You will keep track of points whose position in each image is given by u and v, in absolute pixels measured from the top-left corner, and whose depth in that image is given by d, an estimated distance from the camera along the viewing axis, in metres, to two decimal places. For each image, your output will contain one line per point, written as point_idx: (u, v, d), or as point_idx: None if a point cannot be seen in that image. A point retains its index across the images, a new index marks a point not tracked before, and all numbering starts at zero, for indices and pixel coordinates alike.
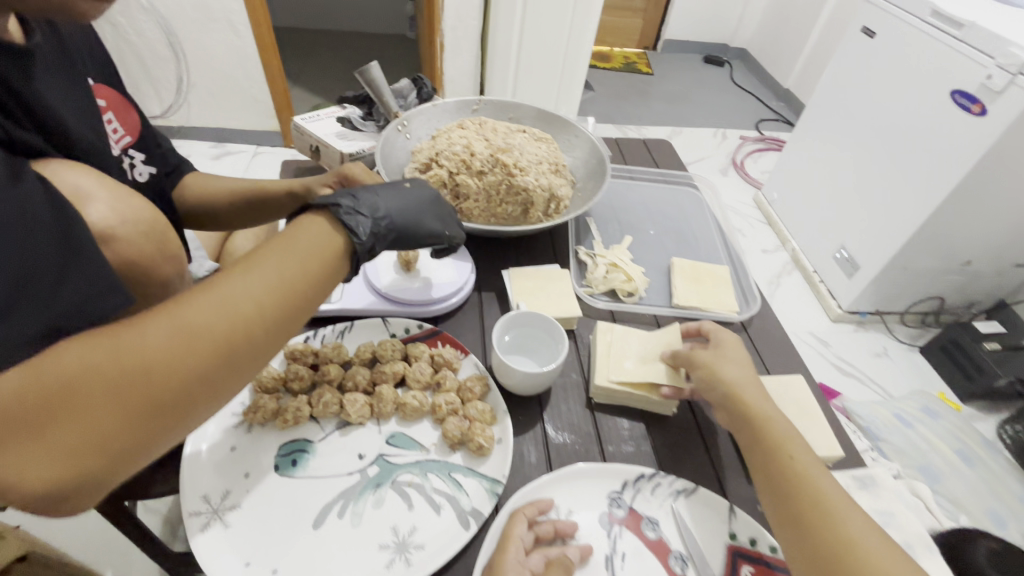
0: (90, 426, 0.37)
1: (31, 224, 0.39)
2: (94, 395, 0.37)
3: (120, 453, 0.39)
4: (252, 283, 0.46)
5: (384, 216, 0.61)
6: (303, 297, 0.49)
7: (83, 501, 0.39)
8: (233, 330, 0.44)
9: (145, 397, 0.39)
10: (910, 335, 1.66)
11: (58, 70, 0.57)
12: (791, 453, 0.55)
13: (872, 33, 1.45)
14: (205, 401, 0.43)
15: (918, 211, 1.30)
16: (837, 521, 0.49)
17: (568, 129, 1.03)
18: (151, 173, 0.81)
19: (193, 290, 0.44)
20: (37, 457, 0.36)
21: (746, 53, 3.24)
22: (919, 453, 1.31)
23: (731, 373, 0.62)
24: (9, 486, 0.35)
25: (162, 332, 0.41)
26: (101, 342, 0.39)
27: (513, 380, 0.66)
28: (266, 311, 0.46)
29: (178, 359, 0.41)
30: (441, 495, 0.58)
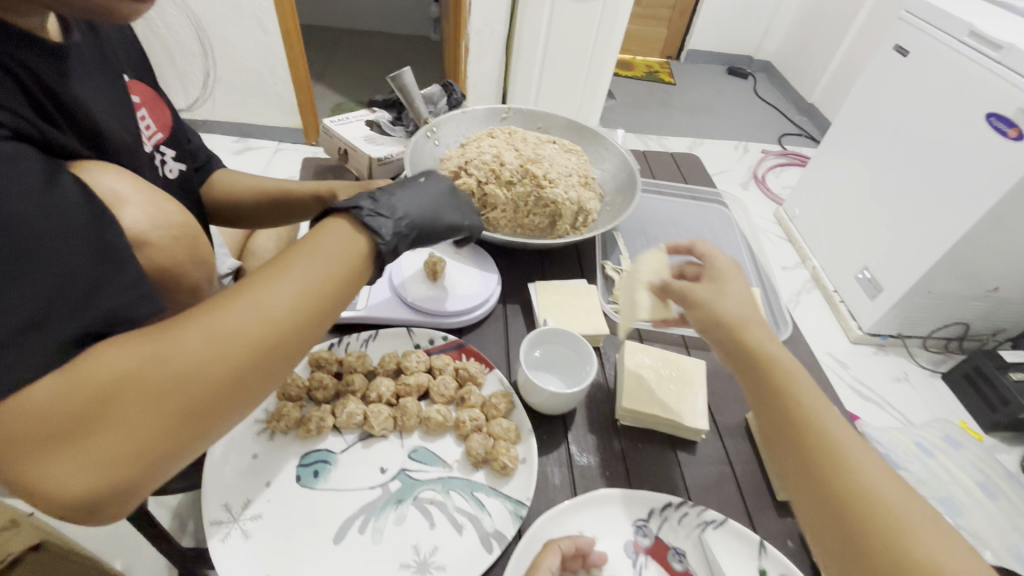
0: (128, 432, 0.37)
1: (78, 225, 0.38)
2: (134, 401, 0.37)
3: (158, 460, 0.39)
4: (284, 287, 0.46)
5: (405, 215, 0.60)
6: (331, 302, 0.49)
7: (119, 507, 0.39)
8: (263, 338, 0.44)
9: (181, 404, 0.39)
10: (932, 360, 1.62)
11: (94, 68, 0.57)
12: (801, 400, 0.51)
13: (905, 51, 1.42)
14: (234, 408, 0.43)
15: (946, 234, 1.27)
16: (854, 473, 0.46)
17: (599, 142, 1.02)
18: (181, 169, 0.78)
19: (224, 297, 0.44)
20: (76, 464, 0.35)
21: (770, 66, 3.21)
22: (940, 484, 1.24)
23: (731, 311, 0.58)
24: (51, 494, 0.35)
25: (198, 339, 0.41)
26: (137, 348, 0.39)
27: (539, 398, 0.65)
28: (296, 320, 0.46)
29: (215, 364, 0.41)
30: (463, 515, 0.57)
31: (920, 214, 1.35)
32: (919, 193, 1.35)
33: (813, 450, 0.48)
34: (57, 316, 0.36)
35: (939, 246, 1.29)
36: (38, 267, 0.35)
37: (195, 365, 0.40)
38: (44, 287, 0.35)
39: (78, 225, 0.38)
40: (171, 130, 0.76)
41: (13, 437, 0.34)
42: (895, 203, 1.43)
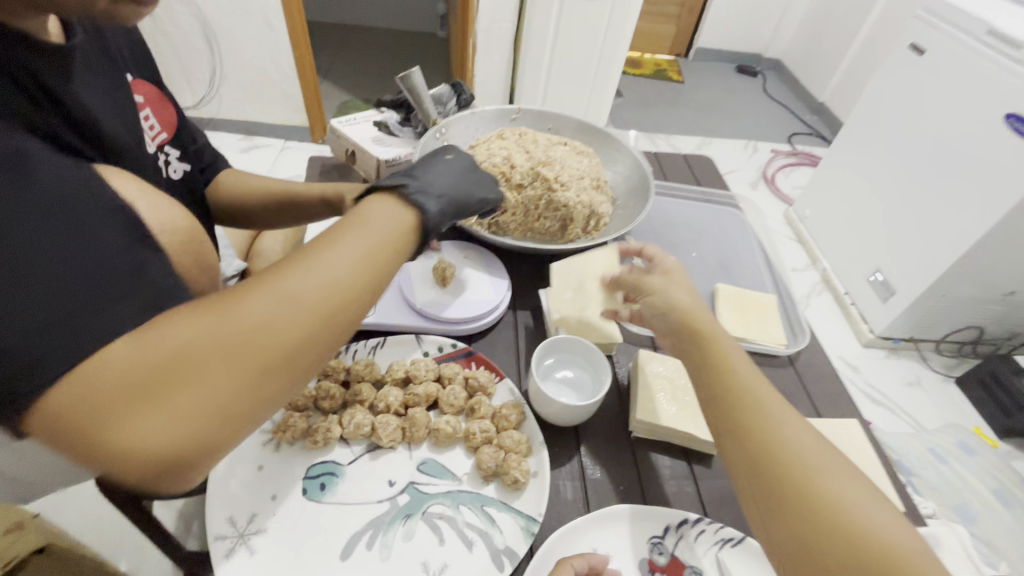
0: (205, 394, 0.36)
1: (102, 216, 0.37)
2: (204, 359, 0.36)
3: (229, 420, 0.37)
4: (347, 249, 0.44)
5: (444, 194, 0.57)
6: (391, 267, 0.47)
7: (191, 471, 0.37)
8: (331, 299, 0.42)
9: (255, 366, 0.38)
10: (945, 365, 1.58)
11: (97, 69, 0.55)
12: (734, 366, 0.52)
13: (921, 50, 1.39)
14: (305, 372, 0.42)
15: (962, 238, 1.24)
16: (775, 427, 0.48)
17: (610, 143, 1.00)
18: (185, 169, 0.77)
19: (289, 261, 0.42)
20: (157, 425, 0.34)
21: (780, 65, 3.17)
22: (954, 492, 1.24)
23: (681, 300, 0.59)
24: (124, 453, 0.33)
25: (267, 302, 0.39)
26: (209, 312, 0.38)
27: (550, 409, 0.64)
28: (362, 281, 0.44)
29: (284, 324, 0.39)
30: (473, 530, 0.55)
31: (934, 216, 1.31)
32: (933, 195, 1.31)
33: (762, 444, 0.48)
34: (111, 292, 0.35)
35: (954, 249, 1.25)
36: (76, 252, 0.34)
37: (266, 327, 0.38)
38: (88, 269, 0.34)
39: (100, 217, 0.37)
40: (175, 129, 0.75)
41: (93, 401, 0.32)
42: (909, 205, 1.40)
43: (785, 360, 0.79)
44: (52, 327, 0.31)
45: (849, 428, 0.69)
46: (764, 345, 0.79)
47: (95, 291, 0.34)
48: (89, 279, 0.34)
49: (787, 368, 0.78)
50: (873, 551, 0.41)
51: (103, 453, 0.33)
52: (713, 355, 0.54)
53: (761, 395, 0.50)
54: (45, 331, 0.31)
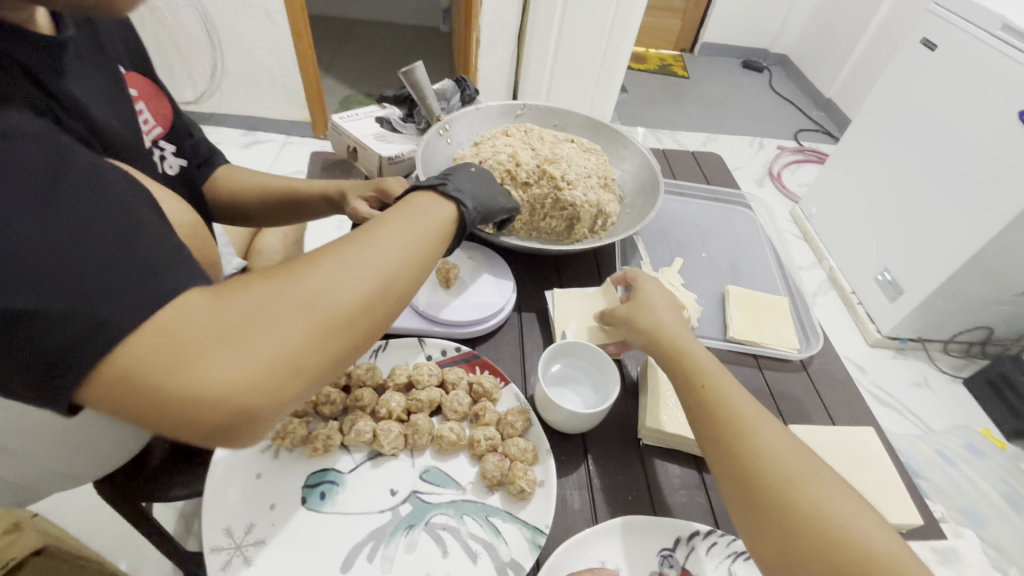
0: (275, 341, 0.38)
1: (149, 206, 0.39)
2: (276, 314, 0.39)
3: (292, 373, 0.39)
4: (399, 231, 0.48)
5: (479, 189, 0.60)
6: (434, 252, 0.50)
7: (252, 423, 0.39)
8: (387, 267, 0.45)
9: (320, 320, 0.40)
10: (953, 365, 1.56)
11: (90, 63, 0.53)
12: (706, 380, 0.56)
13: (932, 45, 1.36)
14: (361, 337, 0.44)
15: (971, 238, 1.21)
16: (750, 436, 0.52)
17: (618, 140, 0.98)
18: (181, 165, 0.75)
19: (347, 237, 0.46)
20: (232, 364, 0.36)
21: (786, 60, 3.12)
22: (963, 495, 1.21)
23: (651, 320, 0.64)
24: (199, 392, 0.35)
25: (330, 266, 0.43)
26: (278, 276, 0.41)
27: (557, 416, 0.62)
28: (412, 255, 0.47)
29: (345, 289, 0.42)
30: (478, 542, 0.53)
31: (943, 214, 1.28)
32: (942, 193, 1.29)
33: (756, 466, 0.50)
34: (174, 262, 0.37)
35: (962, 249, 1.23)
36: (137, 230, 0.36)
37: (330, 287, 0.41)
38: (150, 244, 0.37)
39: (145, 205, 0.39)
40: (170, 123, 0.72)
41: (177, 339, 0.35)
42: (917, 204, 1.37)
43: (798, 365, 0.77)
44: (120, 289, 0.33)
45: (865, 436, 0.66)
46: (775, 349, 0.77)
47: (158, 260, 0.36)
48: (151, 251, 0.36)
49: (800, 374, 0.76)
50: (866, 563, 0.43)
51: (181, 390, 0.35)
52: (704, 378, 0.57)
53: (752, 416, 0.53)
54: (112, 293, 0.33)
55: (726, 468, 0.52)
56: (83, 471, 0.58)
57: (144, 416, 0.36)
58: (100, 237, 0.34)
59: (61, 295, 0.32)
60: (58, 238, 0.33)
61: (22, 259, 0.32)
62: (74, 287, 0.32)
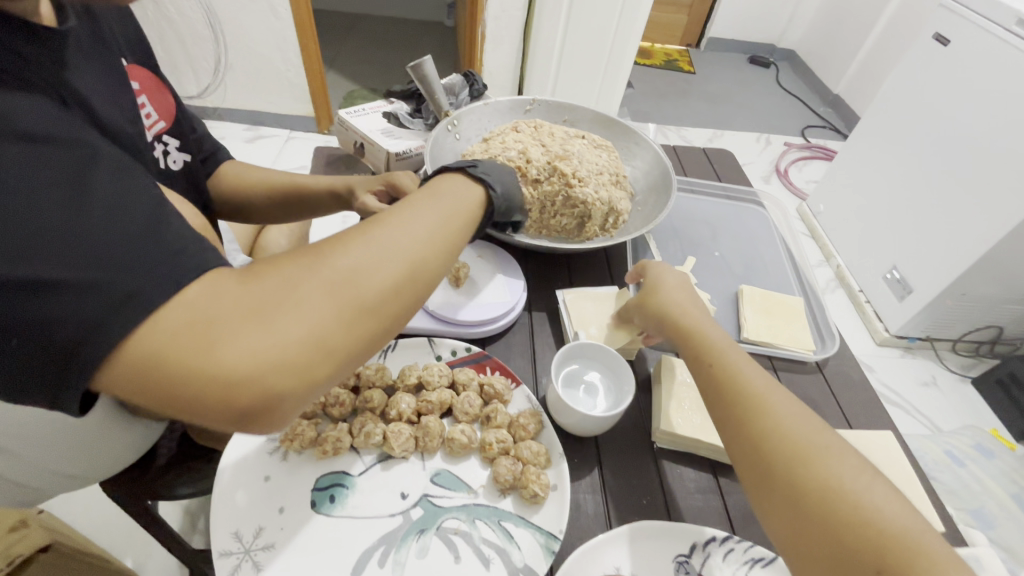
0: (303, 320, 0.36)
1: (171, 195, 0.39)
2: (304, 294, 0.37)
3: (319, 356, 0.37)
4: (427, 212, 0.45)
5: (508, 172, 0.57)
6: (463, 235, 0.47)
7: (276, 409, 0.36)
8: (416, 247, 0.42)
9: (348, 300, 0.38)
10: (962, 365, 1.53)
11: (92, 56, 0.52)
12: (718, 357, 0.55)
13: (945, 40, 1.33)
14: (391, 320, 0.42)
15: (982, 237, 1.18)
16: (764, 411, 0.50)
17: (630, 136, 0.96)
18: (185, 160, 0.73)
19: (374, 218, 0.44)
20: (258, 343, 0.34)
21: (794, 55, 3.09)
22: (973, 496, 1.11)
23: (666, 299, 0.63)
24: (221, 373, 0.33)
25: (358, 245, 0.40)
26: (303, 257, 0.39)
27: (570, 419, 0.61)
28: (441, 237, 0.45)
29: (375, 269, 0.40)
30: (490, 547, 0.52)
31: (952, 212, 1.26)
32: (952, 191, 1.26)
33: (766, 443, 0.48)
34: (201, 242, 0.36)
35: (972, 248, 1.21)
36: (163, 213, 0.36)
37: (358, 266, 0.39)
38: (176, 225, 0.36)
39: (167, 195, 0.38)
40: (174, 117, 0.71)
41: (200, 318, 0.34)
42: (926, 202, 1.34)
43: (813, 367, 0.76)
44: (148, 264, 0.33)
45: (882, 441, 0.65)
46: (790, 351, 0.76)
47: (185, 241, 0.35)
48: (177, 231, 0.35)
49: (816, 376, 0.75)
50: (881, 539, 0.41)
51: (205, 370, 0.33)
52: (714, 358, 0.55)
53: (763, 391, 0.51)
54: (140, 268, 0.32)
55: (736, 445, 0.50)
56: (89, 472, 0.56)
57: (167, 399, 0.34)
58: (128, 216, 0.34)
59: (88, 268, 0.31)
60: (87, 215, 0.32)
61: (50, 234, 0.31)
62: (102, 261, 0.32)
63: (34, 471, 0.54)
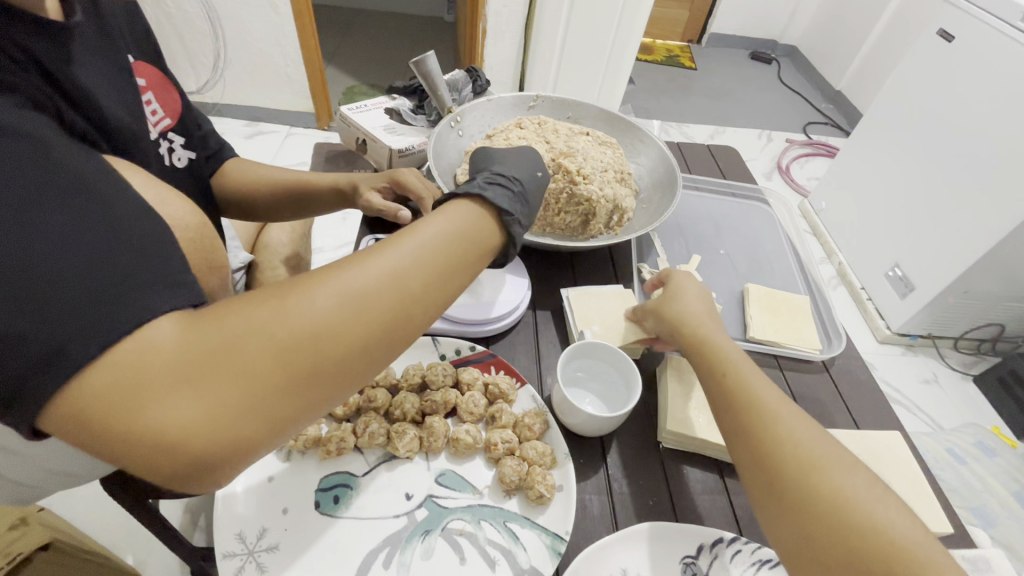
0: (247, 385, 0.34)
1: (140, 214, 0.36)
2: (261, 352, 0.34)
3: (265, 420, 0.35)
4: (418, 254, 0.41)
5: (533, 210, 0.52)
6: (455, 283, 0.44)
7: (213, 470, 0.35)
8: (388, 304, 0.39)
9: (305, 364, 0.36)
10: (963, 362, 1.53)
11: (97, 51, 0.51)
12: (731, 368, 0.54)
13: (950, 36, 1.32)
14: (352, 380, 0.39)
15: (986, 234, 1.17)
16: (774, 422, 0.49)
17: (634, 133, 0.95)
18: (190, 157, 0.72)
19: (352, 256, 0.40)
20: (195, 410, 0.32)
21: (796, 51, 3.07)
22: (972, 493, 1.11)
23: (684, 312, 0.62)
24: (155, 439, 0.31)
25: (325, 296, 0.37)
26: (267, 302, 0.36)
27: (576, 419, 0.60)
28: (422, 289, 0.41)
29: (342, 327, 0.37)
30: (496, 548, 0.52)
31: (955, 210, 1.25)
32: (956, 188, 1.25)
33: (777, 451, 0.47)
34: (151, 284, 0.33)
35: (975, 245, 1.20)
36: (124, 239, 0.33)
37: (320, 325, 0.36)
38: (128, 260, 0.33)
39: (143, 210, 0.35)
40: (179, 115, 0.70)
41: (138, 375, 0.31)
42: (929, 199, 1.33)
43: (819, 366, 0.75)
44: (83, 314, 0.30)
45: (889, 441, 0.65)
46: (796, 350, 0.75)
47: None
48: (128, 267, 0.32)
49: (822, 375, 0.74)
50: (896, 552, 0.41)
51: (138, 434, 0.31)
52: (727, 368, 0.54)
53: (774, 402, 0.50)
54: (75, 317, 0.30)
55: (745, 453, 0.49)
56: (88, 473, 0.56)
57: (96, 453, 0.32)
58: (74, 253, 0.31)
59: (20, 317, 0.29)
60: (29, 251, 0.29)
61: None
62: (36, 308, 0.29)
63: (36, 471, 0.53)
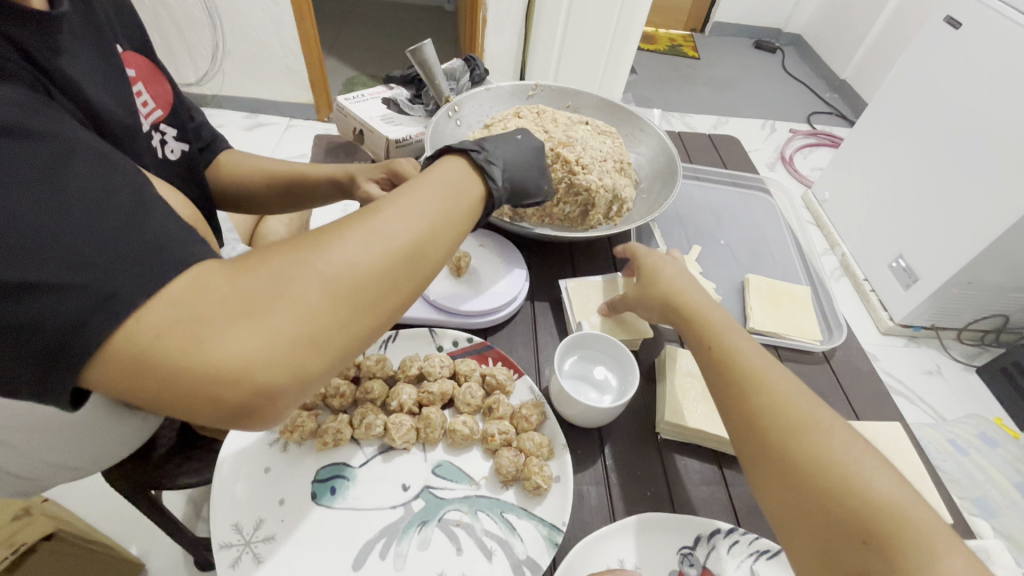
0: (293, 317, 0.35)
1: (158, 191, 0.37)
2: (301, 288, 0.35)
3: (314, 351, 0.36)
4: (429, 200, 0.43)
5: (513, 168, 0.54)
6: (463, 226, 0.45)
7: (270, 404, 0.35)
8: (414, 241, 0.40)
9: (345, 296, 0.37)
10: (967, 353, 1.52)
11: (86, 40, 0.50)
12: (721, 337, 0.54)
13: (956, 23, 1.30)
14: (386, 316, 0.40)
15: (990, 224, 1.16)
16: (761, 386, 0.49)
17: (634, 123, 0.94)
18: (183, 149, 0.72)
19: (370, 207, 0.41)
20: (248, 341, 0.33)
21: (800, 39, 3.03)
22: (975, 485, 1.11)
23: (666, 284, 0.62)
24: (214, 370, 0.32)
25: (352, 237, 0.38)
26: (297, 249, 0.37)
27: (573, 411, 0.60)
28: (442, 229, 0.43)
29: (375, 261, 0.38)
30: (493, 539, 0.52)
31: (959, 199, 1.24)
32: (961, 177, 1.24)
33: (763, 419, 0.47)
34: (186, 242, 0.34)
35: (979, 235, 1.19)
36: (133, 221, 0.33)
37: (354, 260, 0.37)
38: (147, 230, 0.33)
39: (148, 195, 0.35)
40: (171, 106, 0.69)
41: (189, 315, 0.32)
42: (934, 188, 1.31)
43: (820, 357, 0.75)
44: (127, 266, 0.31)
45: (891, 432, 0.64)
46: (797, 341, 0.75)
47: (159, 241, 0.33)
48: (138, 241, 0.32)
49: (822, 367, 0.74)
50: (873, 512, 0.40)
51: (195, 367, 0.32)
52: (715, 339, 0.55)
53: (763, 368, 0.50)
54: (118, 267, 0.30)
55: (734, 423, 0.49)
56: (89, 464, 0.56)
57: (154, 396, 0.33)
58: (108, 213, 0.32)
59: (63, 269, 0.30)
60: (39, 235, 0.30)
61: (19, 245, 0.29)
62: (80, 261, 0.30)
63: (33, 464, 0.53)
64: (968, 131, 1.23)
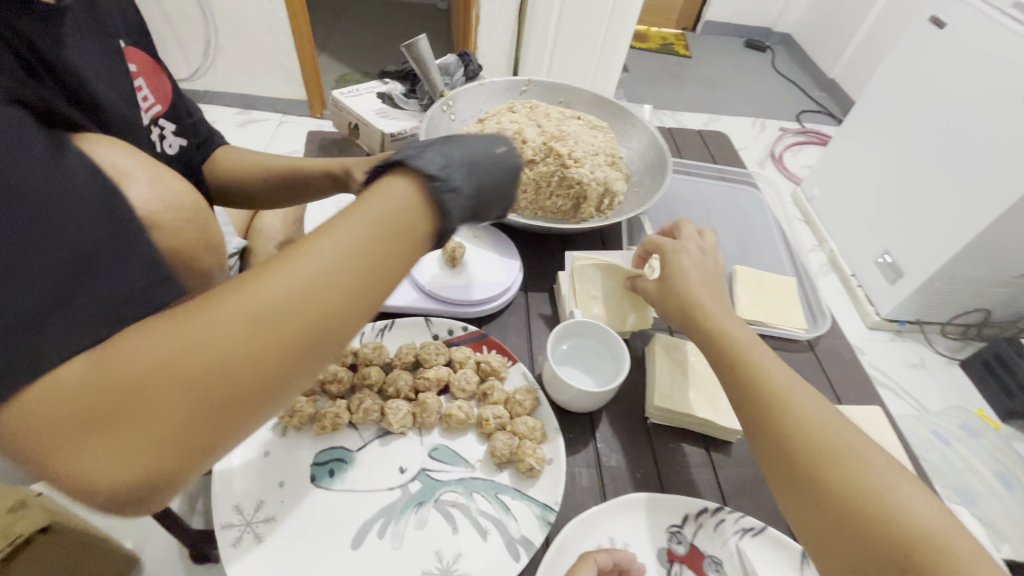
0: (157, 421, 0.30)
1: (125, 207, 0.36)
2: (164, 387, 0.30)
3: (184, 453, 0.31)
4: (338, 253, 0.33)
5: (484, 182, 0.43)
6: (390, 277, 0.36)
7: (152, 500, 0.33)
8: (311, 315, 0.32)
9: (219, 392, 0.31)
10: (949, 347, 1.55)
11: (88, 31, 0.50)
12: (751, 358, 0.56)
13: (941, 23, 1.33)
14: (285, 395, 0.34)
15: (972, 220, 1.19)
16: (789, 411, 0.51)
17: (626, 118, 0.96)
18: (181, 144, 0.73)
19: (269, 262, 0.33)
20: (103, 456, 0.29)
21: (790, 39, 3.06)
22: (956, 474, 1.14)
23: (697, 295, 0.63)
24: (71, 483, 0.29)
25: (230, 318, 0.31)
26: (168, 329, 0.31)
27: (565, 395, 0.62)
28: (354, 292, 0.34)
29: (255, 347, 0.31)
30: (487, 518, 0.54)
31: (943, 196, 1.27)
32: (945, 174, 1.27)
33: (792, 445, 0.49)
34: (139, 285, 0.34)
35: (962, 230, 1.21)
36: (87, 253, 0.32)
37: (227, 349, 0.31)
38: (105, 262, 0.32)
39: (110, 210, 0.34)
40: (170, 101, 0.70)
41: (67, 408, 0.29)
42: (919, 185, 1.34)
43: (805, 345, 0.77)
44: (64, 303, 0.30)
45: (873, 417, 0.67)
46: (783, 330, 0.77)
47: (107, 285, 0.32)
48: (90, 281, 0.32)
49: (807, 355, 0.76)
50: (915, 541, 0.41)
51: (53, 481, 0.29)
52: (742, 358, 0.56)
53: (788, 390, 0.52)
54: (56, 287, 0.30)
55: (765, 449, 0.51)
56: None
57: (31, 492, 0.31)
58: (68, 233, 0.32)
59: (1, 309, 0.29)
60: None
61: None
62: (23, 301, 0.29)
63: None
64: (952, 130, 1.25)
